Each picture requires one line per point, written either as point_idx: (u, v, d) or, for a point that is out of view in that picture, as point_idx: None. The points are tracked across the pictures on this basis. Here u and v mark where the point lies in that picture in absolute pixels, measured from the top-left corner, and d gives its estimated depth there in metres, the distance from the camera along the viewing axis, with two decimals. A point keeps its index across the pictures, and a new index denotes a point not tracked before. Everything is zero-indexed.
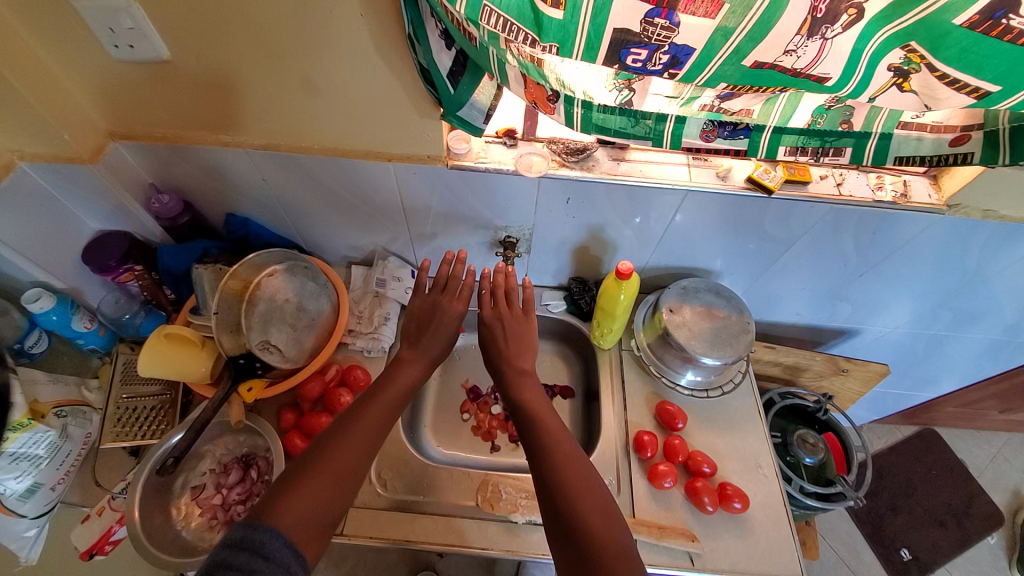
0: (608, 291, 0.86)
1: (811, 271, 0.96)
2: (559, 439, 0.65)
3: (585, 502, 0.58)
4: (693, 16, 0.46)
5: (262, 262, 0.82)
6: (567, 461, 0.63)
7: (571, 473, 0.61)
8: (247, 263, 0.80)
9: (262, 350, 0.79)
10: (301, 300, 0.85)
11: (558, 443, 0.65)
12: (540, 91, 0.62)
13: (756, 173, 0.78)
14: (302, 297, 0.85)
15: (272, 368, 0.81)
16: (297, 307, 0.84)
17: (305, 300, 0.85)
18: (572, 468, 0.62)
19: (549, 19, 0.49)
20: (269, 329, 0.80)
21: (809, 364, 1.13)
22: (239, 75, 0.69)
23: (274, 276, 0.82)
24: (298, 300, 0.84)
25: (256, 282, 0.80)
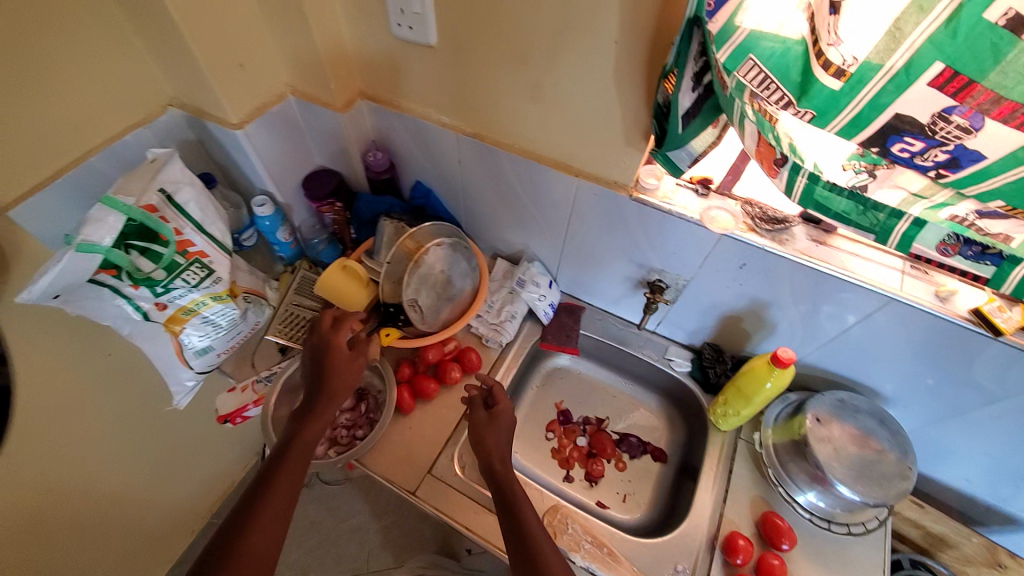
0: (755, 372, 0.79)
1: (1010, 441, 0.78)
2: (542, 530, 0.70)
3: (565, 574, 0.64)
4: (1002, 125, 0.41)
5: (434, 232, 0.90)
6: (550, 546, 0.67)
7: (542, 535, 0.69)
8: (422, 229, 0.89)
9: (409, 307, 0.87)
10: (453, 275, 0.92)
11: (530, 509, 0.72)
12: (769, 151, 0.58)
13: (987, 306, 0.65)
14: (453, 273, 0.92)
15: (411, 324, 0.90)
16: (446, 280, 0.91)
17: (454, 276, 0.92)
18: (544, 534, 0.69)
19: (821, 86, 0.46)
20: (420, 291, 0.88)
21: (961, 542, 0.93)
22: (481, 70, 0.78)
23: (440, 248, 0.89)
24: (450, 275, 0.92)
25: (426, 248, 0.87)
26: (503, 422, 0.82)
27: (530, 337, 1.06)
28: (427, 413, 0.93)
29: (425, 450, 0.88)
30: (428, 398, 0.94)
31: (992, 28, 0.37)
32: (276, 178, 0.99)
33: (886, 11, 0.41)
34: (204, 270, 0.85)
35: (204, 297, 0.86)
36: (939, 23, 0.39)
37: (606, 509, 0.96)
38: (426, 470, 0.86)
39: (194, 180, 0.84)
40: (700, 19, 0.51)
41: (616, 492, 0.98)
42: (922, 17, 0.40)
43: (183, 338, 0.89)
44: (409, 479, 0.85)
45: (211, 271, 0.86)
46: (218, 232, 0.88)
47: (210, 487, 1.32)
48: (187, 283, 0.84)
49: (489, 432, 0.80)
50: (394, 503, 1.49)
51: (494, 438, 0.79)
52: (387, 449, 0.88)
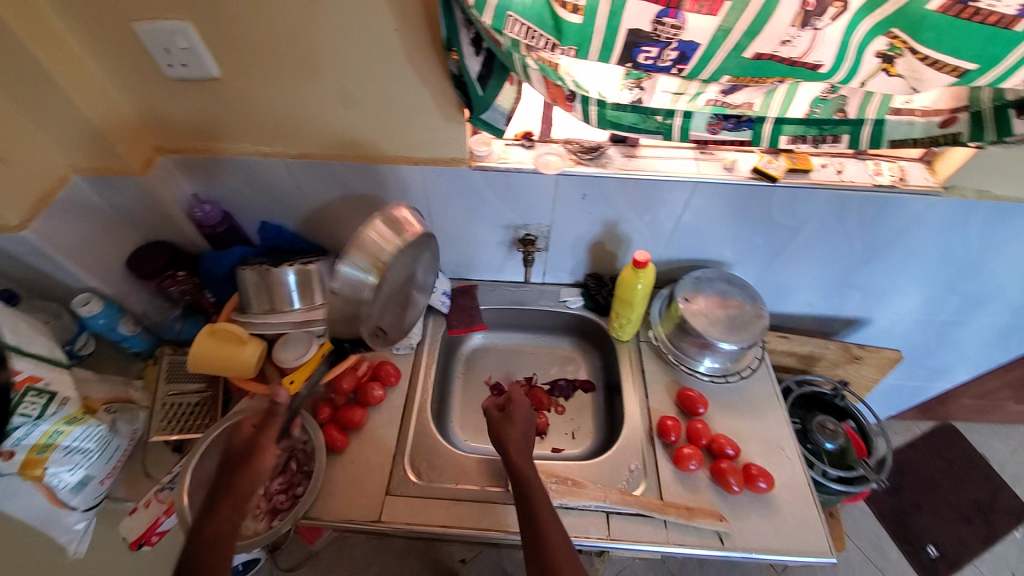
0: (626, 281, 0.90)
1: (821, 260, 1.00)
2: (548, 507, 0.71)
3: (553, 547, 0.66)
4: (699, 14, 0.51)
5: (392, 223, 0.79)
6: (550, 522, 0.69)
7: (546, 517, 0.70)
8: (382, 229, 0.77)
9: (374, 336, 0.84)
10: (415, 271, 0.87)
11: (541, 496, 0.72)
12: (559, 90, 0.67)
13: (761, 163, 0.83)
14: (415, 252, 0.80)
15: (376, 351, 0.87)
16: (409, 281, 0.87)
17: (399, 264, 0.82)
18: (546, 513, 0.70)
19: (568, 24, 0.55)
20: (386, 312, 0.84)
21: (823, 353, 1.17)
22: (271, 85, 0.76)
23: (399, 253, 0.79)
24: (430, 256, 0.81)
25: (384, 257, 0.77)
26: (519, 418, 0.82)
27: (437, 330, 1.07)
28: (363, 439, 0.90)
29: (374, 474, 0.87)
30: (358, 428, 0.91)
31: None
32: (94, 268, 0.88)
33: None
34: (45, 396, 0.74)
35: (57, 424, 0.75)
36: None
37: (562, 451, 1.03)
38: (382, 493, 0.85)
39: None
40: None
41: (565, 433, 1.05)
42: None
43: (50, 480, 0.75)
44: (370, 509, 0.83)
45: (52, 394, 0.75)
46: (42, 349, 0.77)
47: None
48: (28, 417, 0.71)
49: (506, 430, 0.80)
50: (372, 554, 1.42)
51: (514, 430, 0.80)
52: (335, 492, 0.84)
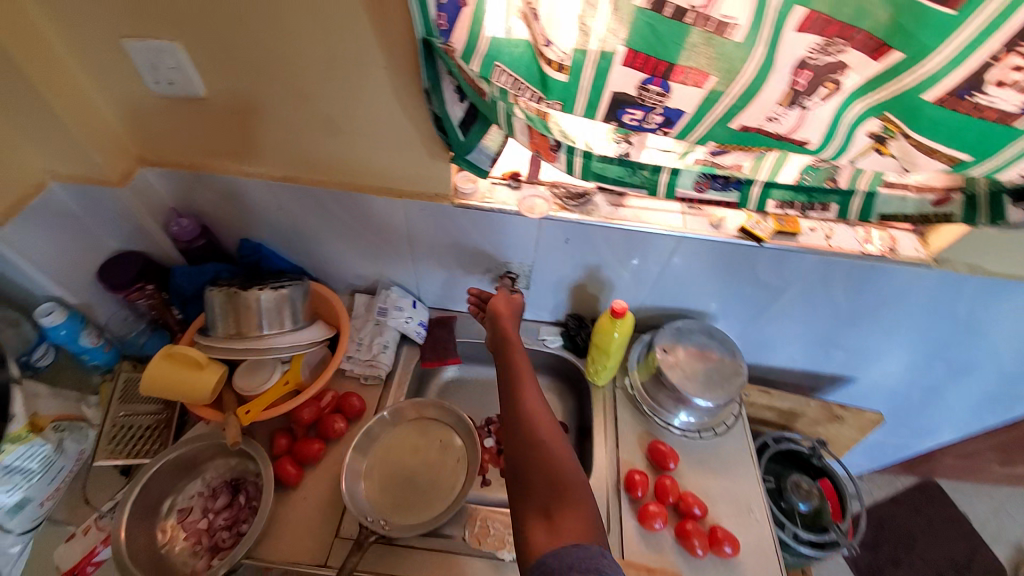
0: (603, 329, 0.88)
1: (805, 319, 1.00)
2: (527, 373, 0.76)
3: (533, 430, 0.69)
4: (684, 84, 0.50)
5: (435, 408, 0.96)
6: (533, 407, 0.71)
7: (530, 402, 0.72)
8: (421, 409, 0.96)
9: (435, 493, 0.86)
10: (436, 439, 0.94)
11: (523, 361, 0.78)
12: (543, 141, 0.66)
13: (748, 223, 0.82)
14: (434, 454, 0.92)
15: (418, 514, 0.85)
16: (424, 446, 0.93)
17: (400, 455, 0.91)
18: (530, 399, 0.72)
19: (554, 81, 0.54)
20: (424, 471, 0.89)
21: (804, 410, 1.14)
22: (255, 108, 0.74)
23: (438, 416, 0.96)
24: (432, 440, 0.93)
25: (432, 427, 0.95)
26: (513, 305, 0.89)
27: (410, 361, 1.04)
28: (316, 476, 0.88)
29: (327, 513, 0.83)
30: (314, 462, 0.88)
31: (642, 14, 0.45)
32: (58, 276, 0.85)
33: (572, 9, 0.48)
34: None
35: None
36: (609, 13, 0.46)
37: None
38: (331, 535, 0.81)
39: None
40: (432, 40, 0.57)
41: None
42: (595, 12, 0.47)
43: None
44: (317, 552, 0.80)
45: None
46: None
47: None
48: None
49: (500, 308, 0.87)
50: None
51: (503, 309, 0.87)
52: (285, 529, 0.82)
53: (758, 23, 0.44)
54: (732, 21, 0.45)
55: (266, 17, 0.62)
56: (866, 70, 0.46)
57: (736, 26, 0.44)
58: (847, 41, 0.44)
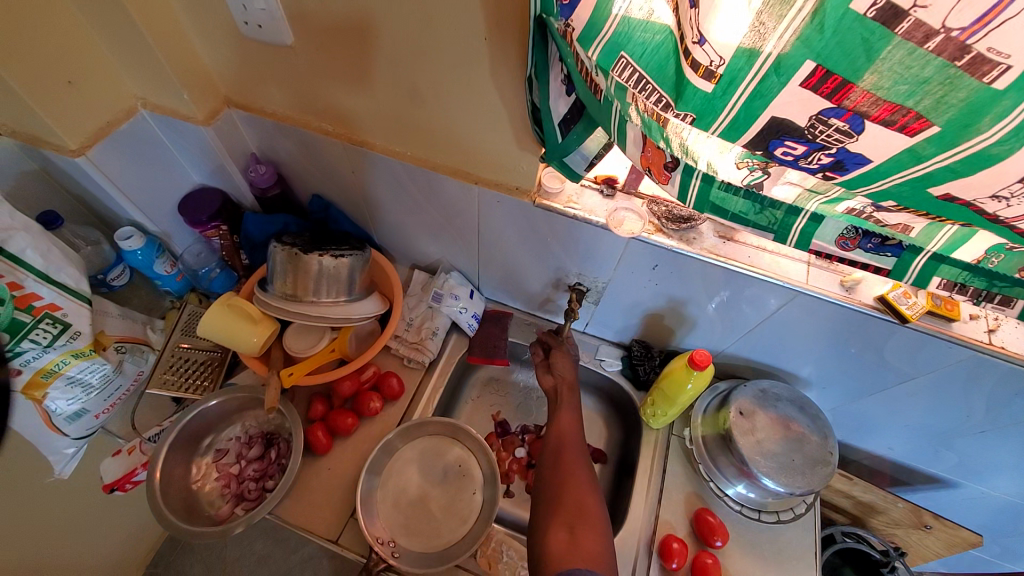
0: (675, 376, 0.76)
1: (923, 411, 0.81)
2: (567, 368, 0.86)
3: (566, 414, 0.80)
4: (885, 127, 0.35)
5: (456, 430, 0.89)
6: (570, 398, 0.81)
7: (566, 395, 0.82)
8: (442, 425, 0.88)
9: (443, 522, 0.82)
10: (455, 459, 0.88)
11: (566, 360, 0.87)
12: (658, 156, 0.54)
13: (892, 294, 0.65)
14: (447, 483, 0.86)
15: (419, 547, 0.79)
16: (444, 460, 0.88)
17: (413, 476, 0.86)
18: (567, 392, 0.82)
19: (693, 89, 0.41)
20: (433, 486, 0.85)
21: (886, 508, 0.97)
22: (341, 63, 0.68)
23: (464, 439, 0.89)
24: (448, 465, 0.88)
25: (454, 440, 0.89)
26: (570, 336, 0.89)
27: (458, 349, 0.99)
28: (346, 449, 0.86)
29: (344, 491, 0.82)
30: (346, 435, 0.86)
31: (860, 22, 0.31)
32: (141, 203, 0.87)
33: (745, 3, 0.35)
34: (58, 325, 0.73)
35: (64, 356, 0.74)
36: (801, 15, 0.33)
37: None
38: (346, 514, 0.79)
39: (29, 223, 0.71)
40: (548, 21, 0.46)
41: None
42: (785, 10, 0.33)
43: (47, 404, 0.75)
44: (331, 527, 0.78)
45: (66, 325, 0.74)
46: (71, 279, 0.75)
47: (124, 557, 1.14)
48: (38, 343, 0.71)
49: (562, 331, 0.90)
50: None
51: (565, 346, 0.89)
52: (301, 496, 0.80)
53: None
54: (1000, 59, 0.29)
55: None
56: None
57: (1005, 68, 0.29)
58: None
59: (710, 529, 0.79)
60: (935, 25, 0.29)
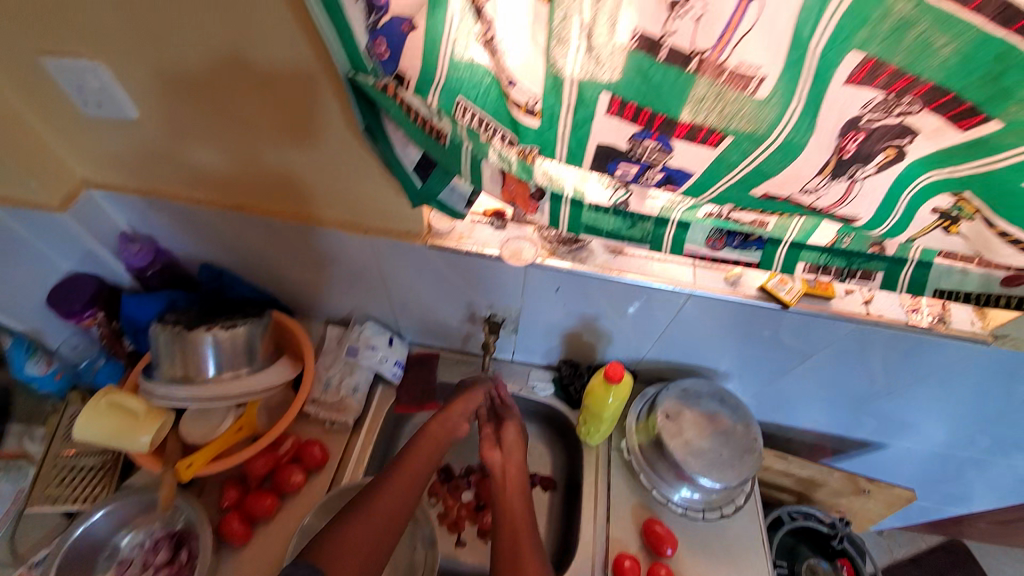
0: (595, 394, 0.76)
1: (834, 382, 0.85)
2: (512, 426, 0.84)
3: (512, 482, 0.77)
4: (689, 143, 0.37)
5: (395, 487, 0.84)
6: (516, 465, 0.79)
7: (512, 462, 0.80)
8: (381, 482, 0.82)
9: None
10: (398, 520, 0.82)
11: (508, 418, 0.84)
12: (523, 189, 0.54)
13: (770, 282, 0.69)
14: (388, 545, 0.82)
15: None
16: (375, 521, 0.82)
17: None
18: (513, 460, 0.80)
19: (526, 127, 0.42)
20: None
21: (824, 479, 1.00)
22: (195, 130, 0.65)
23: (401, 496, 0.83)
24: None
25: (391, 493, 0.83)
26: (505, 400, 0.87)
27: (382, 405, 0.93)
28: (271, 533, 0.78)
29: None
30: (267, 518, 0.79)
31: (629, 53, 0.32)
32: None
33: (535, 44, 0.36)
34: None
35: None
36: (583, 54, 0.33)
37: None
38: None
39: None
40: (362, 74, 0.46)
41: None
42: (566, 49, 0.34)
43: None
44: None
45: None
46: None
47: None
48: None
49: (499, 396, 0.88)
50: None
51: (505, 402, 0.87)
52: None
53: (791, 74, 0.31)
54: (755, 72, 0.32)
55: (186, 27, 0.52)
56: (944, 138, 0.33)
57: (761, 79, 0.32)
58: (923, 100, 0.31)
59: (659, 539, 0.79)
60: (687, 47, 0.31)
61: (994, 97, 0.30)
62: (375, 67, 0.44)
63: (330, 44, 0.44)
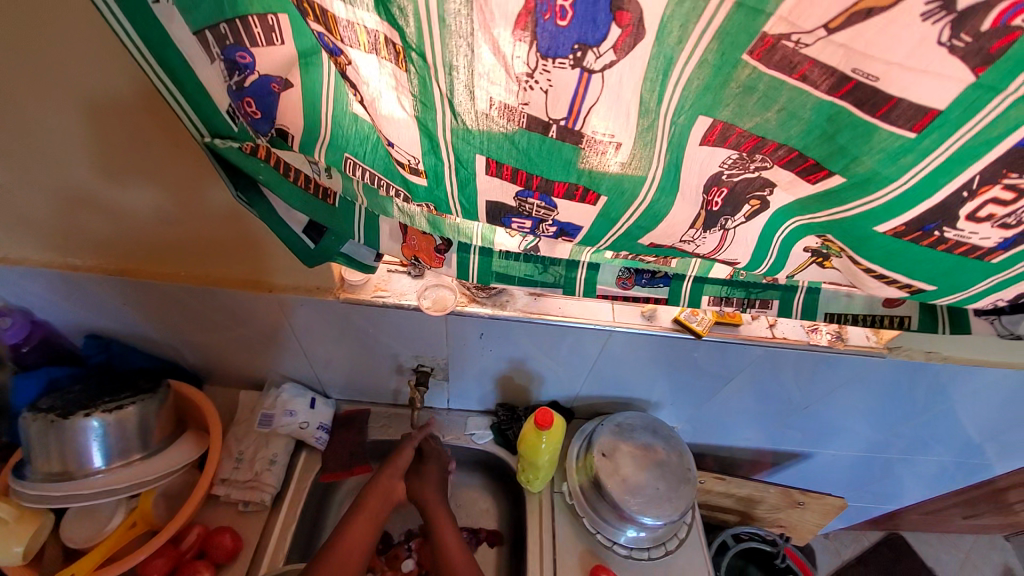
0: (527, 440, 0.75)
1: (758, 400, 0.89)
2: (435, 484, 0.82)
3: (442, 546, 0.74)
4: (570, 200, 0.37)
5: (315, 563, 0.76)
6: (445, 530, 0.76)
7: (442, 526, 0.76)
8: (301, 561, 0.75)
9: None
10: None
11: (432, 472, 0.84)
12: (427, 242, 0.53)
13: (683, 314, 0.72)
14: None
15: None
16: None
17: None
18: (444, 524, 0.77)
19: (416, 185, 0.41)
20: None
21: (762, 496, 1.03)
22: (68, 191, 0.59)
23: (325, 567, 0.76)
24: None
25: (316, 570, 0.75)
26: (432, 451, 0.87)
27: (305, 475, 0.85)
28: None
29: None
30: None
31: (494, 122, 0.32)
32: None
33: (401, 108, 0.34)
34: None
35: None
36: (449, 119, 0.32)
37: None
38: None
39: None
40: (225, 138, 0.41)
41: None
42: (434, 114, 0.33)
43: None
44: None
45: None
46: None
47: None
48: None
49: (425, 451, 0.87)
50: None
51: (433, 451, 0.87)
52: None
53: (643, 140, 0.32)
54: (611, 137, 0.32)
55: (50, 82, 0.47)
56: (799, 189, 0.34)
57: (619, 144, 0.32)
58: (772, 157, 0.32)
59: None
60: (543, 117, 0.31)
61: (834, 153, 0.30)
62: (244, 127, 0.40)
63: (178, 113, 0.39)
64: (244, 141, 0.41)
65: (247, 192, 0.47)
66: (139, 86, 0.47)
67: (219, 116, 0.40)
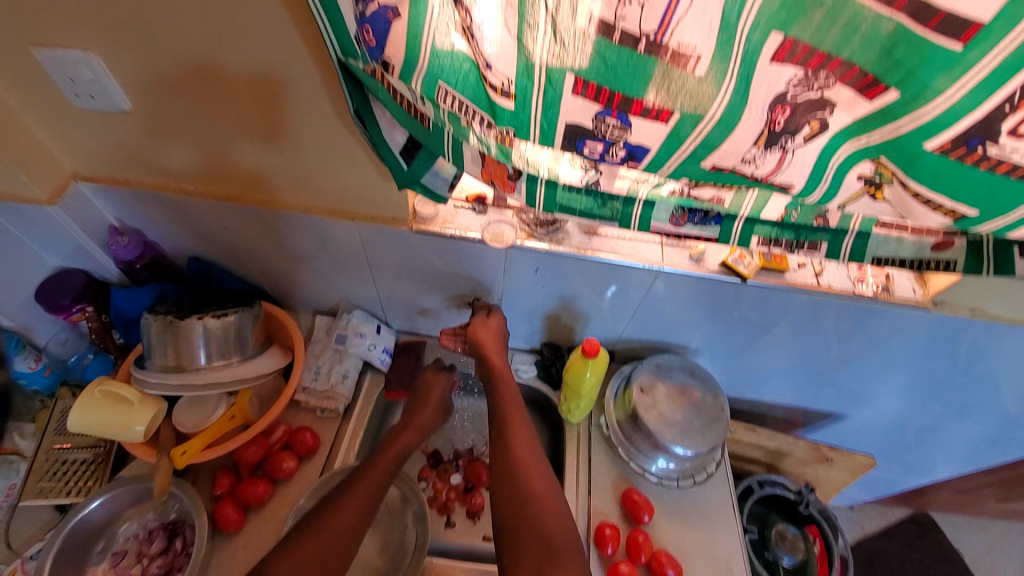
0: (574, 368, 0.82)
1: (795, 353, 0.92)
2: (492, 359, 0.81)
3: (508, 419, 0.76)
4: (645, 118, 0.42)
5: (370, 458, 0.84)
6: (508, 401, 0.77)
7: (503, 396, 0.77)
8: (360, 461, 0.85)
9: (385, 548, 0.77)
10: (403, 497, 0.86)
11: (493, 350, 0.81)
12: (500, 169, 0.59)
13: (730, 258, 0.75)
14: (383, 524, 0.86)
15: None
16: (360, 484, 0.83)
17: None
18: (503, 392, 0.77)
19: (502, 108, 0.46)
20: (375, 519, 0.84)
21: (791, 449, 1.07)
22: (183, 123, 0.68)
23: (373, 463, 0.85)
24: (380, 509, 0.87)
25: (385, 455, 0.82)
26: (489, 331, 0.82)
27: (373, 389, 0.96)
28: (262, 520, 0.80)
29: None
30: (260, 505, 0.81)
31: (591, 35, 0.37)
32: None
33: (505, 28, 0.41)
34: None
35: None
36: (550, 36, 0.38)
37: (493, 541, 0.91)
38: None
39: None
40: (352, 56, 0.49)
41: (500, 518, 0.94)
42: (535, 32, 0.39)
43: None
44: None
45: None
46: None
47: None
48: None
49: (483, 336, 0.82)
50: None
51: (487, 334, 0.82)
52: None
53: (721, 54, 0.37)
54: (692, 51, 0.37)
55: (169, 19, 0.55)
56: (857, 108, 0.38)
57: (697, 57, 0.37)
58: (835, 74, 0.36)
59: (635, 506, 0.84)
60: (636, 31, 0.37)
61: (891, 67, 0.35)
62: (364, 53, 0.47)
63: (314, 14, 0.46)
64: (366, 63, 0.48)
65: (359, 100, 0.54)
66: (244, 15, 0.53)
67: (348, 36, 0.46)
